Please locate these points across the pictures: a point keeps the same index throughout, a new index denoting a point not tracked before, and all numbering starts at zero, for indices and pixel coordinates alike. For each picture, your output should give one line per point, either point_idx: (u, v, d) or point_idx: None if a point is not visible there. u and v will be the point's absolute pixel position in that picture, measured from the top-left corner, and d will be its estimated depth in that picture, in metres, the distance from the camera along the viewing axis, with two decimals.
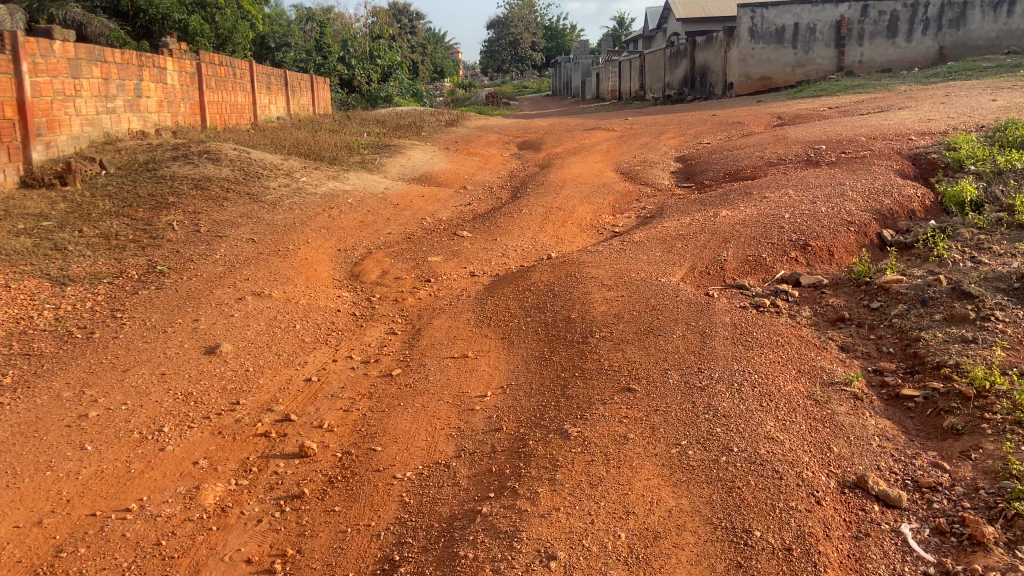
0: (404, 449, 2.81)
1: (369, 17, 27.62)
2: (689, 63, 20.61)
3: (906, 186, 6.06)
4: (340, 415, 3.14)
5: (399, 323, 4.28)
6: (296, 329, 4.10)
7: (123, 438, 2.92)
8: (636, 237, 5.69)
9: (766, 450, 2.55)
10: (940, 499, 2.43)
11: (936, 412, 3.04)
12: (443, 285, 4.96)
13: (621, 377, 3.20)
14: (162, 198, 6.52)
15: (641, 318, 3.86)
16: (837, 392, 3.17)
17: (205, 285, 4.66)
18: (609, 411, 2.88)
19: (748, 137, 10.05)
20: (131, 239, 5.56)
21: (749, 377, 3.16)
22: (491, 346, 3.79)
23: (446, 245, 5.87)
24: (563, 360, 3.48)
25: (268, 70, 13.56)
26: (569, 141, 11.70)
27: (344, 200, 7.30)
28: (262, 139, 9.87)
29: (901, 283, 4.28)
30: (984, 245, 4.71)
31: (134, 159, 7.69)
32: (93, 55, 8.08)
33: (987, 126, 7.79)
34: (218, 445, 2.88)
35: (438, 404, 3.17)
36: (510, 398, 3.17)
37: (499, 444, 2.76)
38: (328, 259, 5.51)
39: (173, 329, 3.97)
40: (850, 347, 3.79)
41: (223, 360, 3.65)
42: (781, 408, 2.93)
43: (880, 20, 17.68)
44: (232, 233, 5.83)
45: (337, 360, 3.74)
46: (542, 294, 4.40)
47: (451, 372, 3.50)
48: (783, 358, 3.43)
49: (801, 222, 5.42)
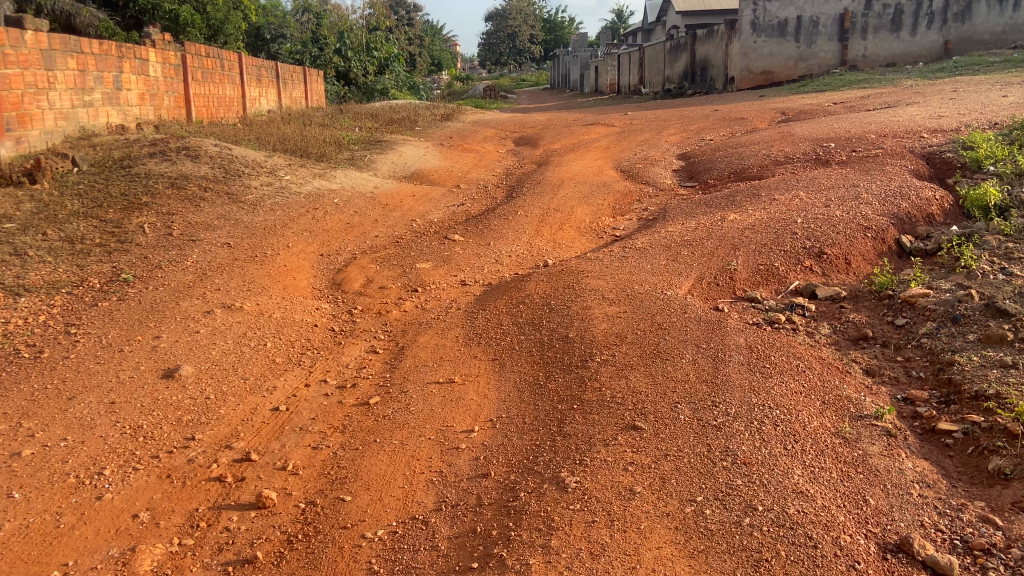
0: (376, 499, 2.45)
1: (365, 7, 27.10)
2: (689, 56, 20.19)
3: (924, 188, 5.69)
4: (307, 453, 2.78)
5: (381, 341, 3.92)
6: (266, 348, 3.73)
7: (56, 483, 2.57)
8: (638, 242, 5.32)
9: (797, 509, 2.20)
10: (996, 566, 2.07)
11: (979, 451, 2.68)
12: (430, 296, 4.59)
13: (625, 412, 2.83)
14: (135, 198, 6.14)
15: (646, 339, 3.50)
16: (867, 427, 2.81)
17: (172, 296, 4.29)
18: (612, 455, 2.52)
19: (752, 133, 9.69)
20: (98, 243, 5.19)
21: (770, 414, 2.79)
22: (480, 370, 3.43)
23: (436, 250, 5.50)
24: (559, 388, 3.12)
25: (258, 62, 13.16)
26: (567, 136, 11.32)
27: (330, 200, 6.92)
28: (247, 133, 9.47)
29: (928, 297, 3.92)
30: (1015, 254, 4.34)
31: (108, 155, 7.27)
32: (68, 45, 7.70)
33: (1002, 122, 7.44)
34: (165, 493, 2.53)
35: (418, 442, 2.81)
36: (500, 435, 2.81)
37: (486, 495, 2.41)
38: (308, 266, 5.15)
39: (130, 348, 3.61)
40: (876, 371, 3.43)
41: (181, 386, 3.28)
42: (808, 450, 2.57)
43: (885, 13, 17.31)
44: (207, 237, 5.46)
45: (309, 386, 3.37)
46: (538, 308, 4.04)
47: (436, 402, 3.14)
48: (806, 388, 3.06)
49: (815, 227, 5.05)
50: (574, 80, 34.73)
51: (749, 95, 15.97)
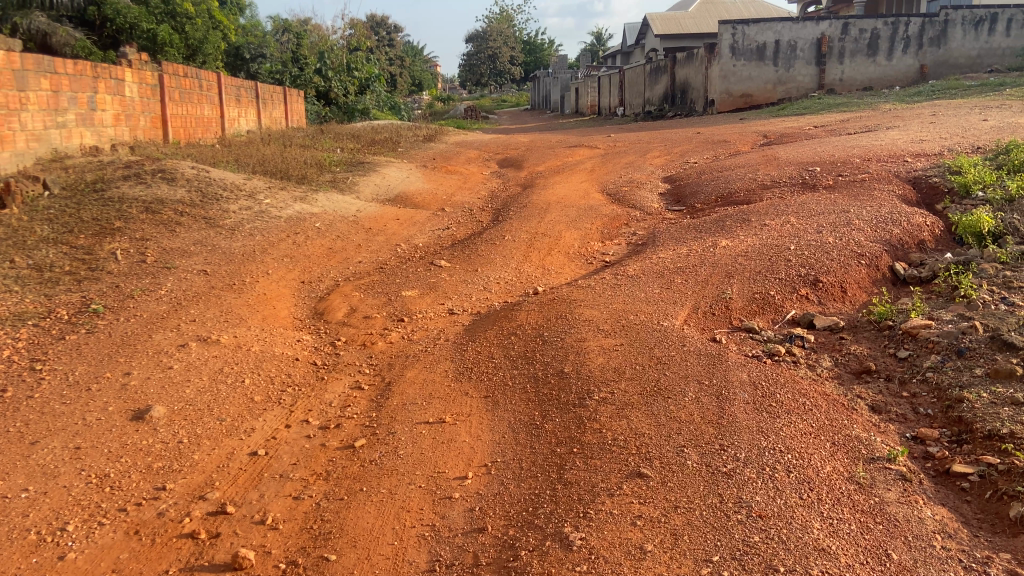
0: (364, 559, 2.29)
1: (347, 28, 27.06)
2: (669, 79, 20.27)
3: (915, 214, 5.61)
4: (288, 504, 2.60)
5: (365, 376, 3.73)
6: (244, 385, 3.52)
7: (15, 541, 2.39)
8: (629, 269, 5.19)
9: (819, 570, 2.05)
10: None
11: (999, 496, 2.53)
12: (417, 326, 4.41)
13: (628, 457, 2.68)
14: (107, 222, 5.92)
15: (645, 375, 3.34)
16: (881, 471, 2.66)
17: (144, 329, 4.08)
18: (617, 507, 2.36)
19: (736, 156, 9.64)
20: (67, 271, 4.98)
21: (782, 459, 2.63)
22: (472, 409, 3.25)
23: (421, 277, 5.32)
24: (557, 430, 2.95)
25: (238, 82, 12.98)
26: (551, 158, 11.22)
27: (311, 224, 6.74)
28: (225, 155, 9.26)
29: (930, 329, 3.78)
30: (1014, 283, 4.22)
31: (81, 178, 7.03)
32: (42, 66, 7.50)
33: (985, 147, 7.42)
34: (133, 552, 2.36)
35: (408, 490, 2.63)
36: (496, 483, 2.64)
37: (483, 553, 2.25)
38: (289, 295, 4.96)
39: (98, 387, 3.40)
40: (883, 407, 3.27)
41: (152, 429, 3.08)
42: (824, 499, 2.42)
43: (861, 38, 17.47)
44: (182, 264, 5.25)
45: (290, 427, 3.18)
46: (530, 340, 3.88)
47: (426, 444, 2.96)
48: (815, 428, 2.91)
49: (808, 254, 4.94)
50: (555, 102, 34.85)
51: (730, 118, 15.99)
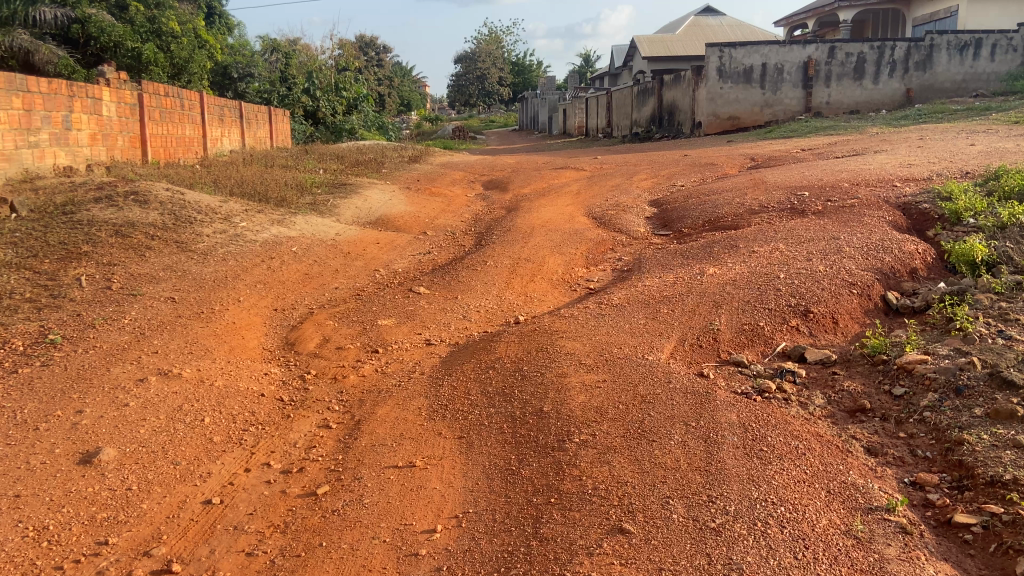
0: None
1: (336, 48, 27.00)
2: (657, 101, 20.25)
3: (906, 241, 5.46)
4: (239, 562, 2.39)
5: (334, 413, 3.52)
6: (203, 425, 3.31)
7: None
8: (613, 297, 5.02)
9: None
10: None
11: (1004, 550, 2.34)
12: (391, 357, 4.22)
13: (609, 509, 2.49)
14: (74, 246, 5.70)
15: (628, 415, 3.16)
16: (879, 522, 2.47)
17: (102, 362, 3.86)
18: (596, 571, 2.19)
19: (723, 179, 9.52)
20: (27, 298, 4.76)
21: (774, 512, 2.45)
22: (445, 452, 3.06)
23: (399, 305, 5.13)
24: (534, 476, 2.76)
25: (221, 101, 12.81)
26: (537, 181, 11.08)
27: (288, 248, 6.54)
28: (204, 176, 9.06)
29: (926, 363, 3.60)
30: (1011, 315, 4.06)
31: (51, 200, 6.81)
32: (13, 84, 7.31)
33: (974, 172, 7.32)
34: None
35: (371, 546, 2.43)
36: (467, 537, 2.45)
37: None
38: (259, 324, 4.75)
39: (46, 427, 3.18)
40: (879, 450, 3.09)
41: (100, 474, 2.86)
42: (820, 559, 2.23)
43: (848, 61, 17.55)
44: (149, 291, 5.03)
45: (249, 472, 2.97)
46: (509, 375, 3.69)
47: (393, 492, 2.76)
48: (809, 475, 2.72)
49: (798, 284, 4.78)
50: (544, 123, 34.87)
51: (717, 140, 15.92)
